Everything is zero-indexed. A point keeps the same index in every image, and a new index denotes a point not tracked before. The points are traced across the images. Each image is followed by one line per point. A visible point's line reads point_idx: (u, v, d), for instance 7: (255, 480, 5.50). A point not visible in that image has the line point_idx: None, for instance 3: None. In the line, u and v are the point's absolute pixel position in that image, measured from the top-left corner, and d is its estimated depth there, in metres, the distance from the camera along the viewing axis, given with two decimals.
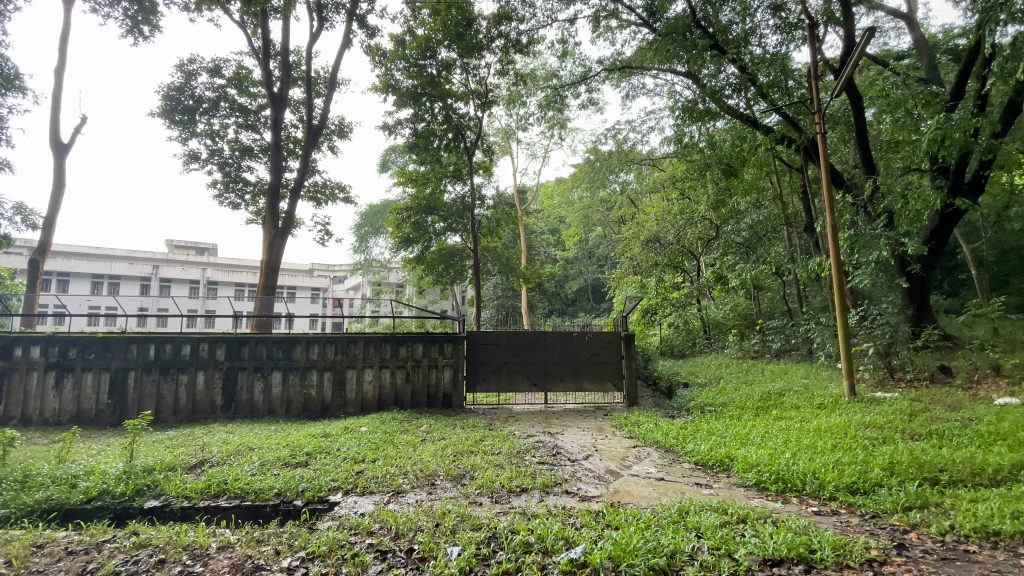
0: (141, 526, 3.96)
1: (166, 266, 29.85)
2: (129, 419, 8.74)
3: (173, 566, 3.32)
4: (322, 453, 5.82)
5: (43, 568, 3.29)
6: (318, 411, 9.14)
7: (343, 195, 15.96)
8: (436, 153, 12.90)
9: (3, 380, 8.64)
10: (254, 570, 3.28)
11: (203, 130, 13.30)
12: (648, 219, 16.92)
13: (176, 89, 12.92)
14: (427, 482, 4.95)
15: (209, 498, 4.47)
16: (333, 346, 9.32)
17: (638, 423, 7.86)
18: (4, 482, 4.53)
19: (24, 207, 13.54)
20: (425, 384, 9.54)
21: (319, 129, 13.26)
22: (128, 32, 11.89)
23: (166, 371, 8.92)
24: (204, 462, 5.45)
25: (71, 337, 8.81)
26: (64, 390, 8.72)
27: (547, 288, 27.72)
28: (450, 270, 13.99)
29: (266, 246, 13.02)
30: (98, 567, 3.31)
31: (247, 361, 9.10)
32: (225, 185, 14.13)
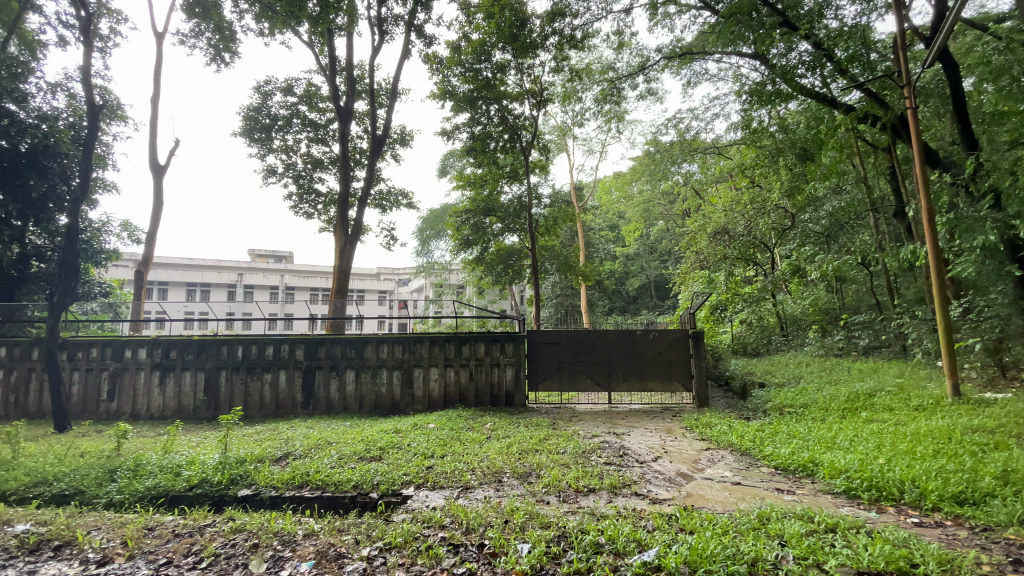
0: (236, 513, 4.29)
1: (250, 273, 32.38)
2: (222, 415, 9.51)
3: (265, 550, 3.58)
4: (394, 448, 6.03)
5: (154, 549, 3.65)
6: (388, 408, 9.51)
7: (407, 201, 16.55)
8: (492, 155, 13.00)
9: (117, 378, 9.69)
10: (336, 558, 3.46)
11: (279, 146, 14.23)
12: (715, 210, 16.20)
13: (255, 109, 13.95)
14: (494, 479, 5.01)
15: (294, 488, 4.77)
16: (401, 345, 9.67)
17: (709, 425, 7.52)
18: (120, 471, 5.07)
19: (131, 226, 15.21)
20: (489, 383, 9.65)
21: (383, 139, 13.78)
22: (212, 60, 12.94)
23: (252, 370, 9.64)
24: (288, 454, 5.84)
25: (171, 340, 9.71)
26: (167, 388, 9.63)
27: (608, 286, 27.21)
28: (509, 270, 14.09)
29: (338, 252, 13.73)
30: (201, 549, 3.62)
31: (323, 361, 9.64)
32: (300, 196, 15.05)
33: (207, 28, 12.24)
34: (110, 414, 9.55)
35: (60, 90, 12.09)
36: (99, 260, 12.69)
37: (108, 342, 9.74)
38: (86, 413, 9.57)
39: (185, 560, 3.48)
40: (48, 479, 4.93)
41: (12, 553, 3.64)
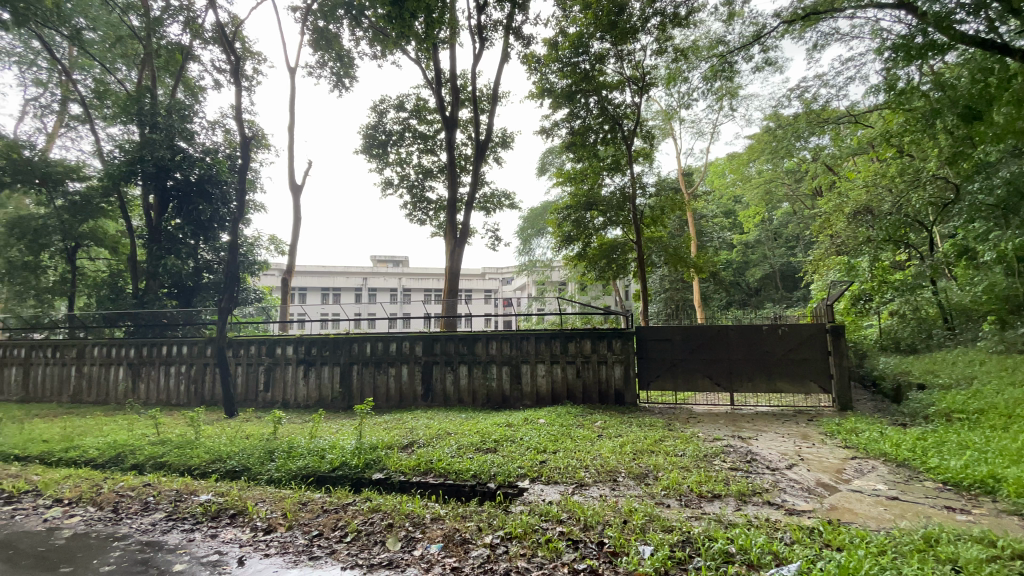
0: (372, 495, 4.72)
1: (372, 277, 35.54)
2: (354, 405, 10.54)
3: (400, 530, 3.89)
4: (508, 441, 6.19)
5: (308, 521, 4.15)
6: (499, 402, 9.80)
7: (509, 201, 16.91)
8: (593, 148, 12.76)
9: (271, 371, 11.19)
10: (462, 543, 3.65)
11: (393, 159, 15.37)
12: (852, 187, 14.28)
13: (373, 127, 15.21)
14: (609, 478, 4.92)
15: (420, 474, 5.12)
16: (509, 342, 9.90)
17: (855, 431, 6.66)
18: (277, 452, 5.84)
19: (277, 240, 17.51)
20: (597, 380, 9.48)
21: (486, 143, 14.22)
22: (335, 86, 14.31)
23: (379, 365, 10.55)
24: (413, 443, 6.29)
25: (311, 338, 10.98)
26: (310, 380, 10.90)
27: (724, 277, 25.30)
28: (613, 265, 13.49)
29: (448, 254, 14.47)
30: (346, 525, 4.03)
31: (439, 356, 10.24)
32: (414, 205, 16.15)
33: (330, 58, 13.55)
34: (267, 403, 11.05)
35: (218, 127, 14.28)
36: (254, 270, 14.76)
37: (263, 341, 11.28)
38: (249, 401, 11.20)
39: (334, 533, 3.91)
40: (223, 457, 5.84)
41: (203, 518, 4.37)
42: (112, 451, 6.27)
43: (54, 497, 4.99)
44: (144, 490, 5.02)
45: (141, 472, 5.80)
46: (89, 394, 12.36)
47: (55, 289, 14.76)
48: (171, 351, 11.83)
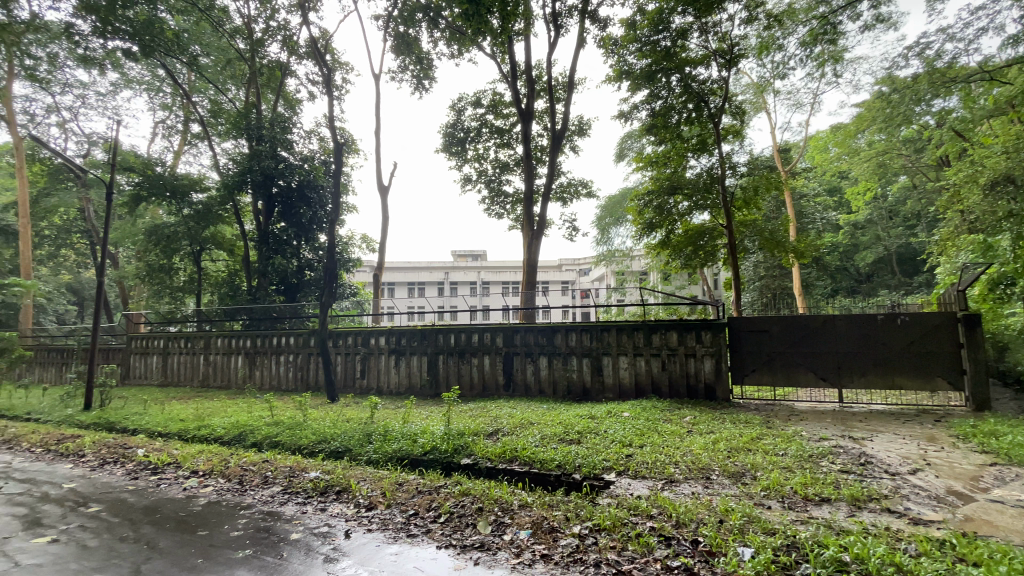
0: (461, 479, 4.90)
1: (454, 272, 36.81)
2: (441, 393, 10.99)
3: (489, 514, 4.01)
4: (592, 434, 6.13)
5: (404, 501, 4.40)
6: (581, 394, 9.71)
7: (586, 190, 16.63)
8: (676, 129, 12.06)
9: (366, 360, 11.98)
10: (550, 531, 3.68)
11: (472, 155, 15.70)
12: (990, 153, 12.31)
13: (452, 125, 15.62)
14: (701, 475, 4.70)
15: (506, 461, 5.23)
16: (589, 333, 9.77)
17: (994, 434, 5.81)
18: (374, 435, 6.26)
19: (368, 238, 18.66)
20: (684, 373, 9.04)
21: (563, 133, 14.06)
22: (415, 88, 14.81)
23: (463, 355, 10.91)
24: (498, 431, 6.43)
25: (400, 329, 11.61)
26: (401, 368, 11.53)
27: (828, 262, 23.03)
28: (700, 252, 12.77)
29: (525, 247, 14.54)
30: (439, 506, 4.23)
31: (519, 347, 10.37)
32: (492, 199, 16.41)
33: (411, 62, 14.02)
34: (363, 389, 11.87)
35: (313, 136, 15.47)
36: (348, 267, 15.86)
37: (358, 332, 12.12)
38: (348, 387, 12.10)
39: (428, 514, 4.13)
40: (328, 438, 6.36)
41: (312, 493, 4.79)
42: (236, 430, 7.07)
43: (191, 469, 5.72)
44: (263, 465, 5.61)
45: (259, 449, 6.49)
46: (215, 379, 14.03)
47: (185, 288, 16.88)
48: (280, 342, 13.08)
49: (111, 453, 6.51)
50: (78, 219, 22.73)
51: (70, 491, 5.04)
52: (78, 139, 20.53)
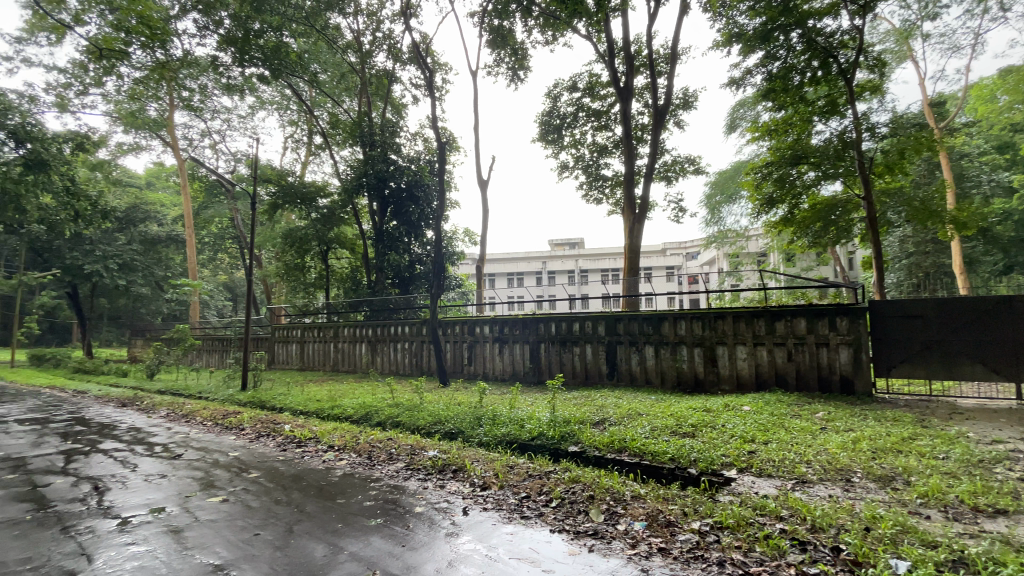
0: (571, 466, 4.91)
1: (552, 261, 36.89)
2: (545, 380, 11.10)
3: (601, 503, 3.97)
4: (708, 427, 5.78)
5: (516, 483, 4.52)
6: (692, 386, 9.18)
7: (693, 167, 15.62)
8: (799, 92, 10.76)
9: (472, 348, 12.49)
10: (667, 525, 3.55)
11: (569, 141, 15.52)
12: None
13: (548, 113, 15.53)
14: (840, 477, 4.20)
15: (615, 452, 5.12)
16: (701, 321, 9.20)
17: None
18: (483, 419, 6.50)
19: (470, 231, 19.38)
20: (815, 365, 8.14)
21: (665, 108, 13.31)
22: (511, 80, 14.91)
23: (565, 343, 10.90)
24: (605, 420, 6.33)
25: (503, 318, 11.90)
26: (504, 356, 11.84)
27: (999, 233, 19.24)
28: (830, 227, 11.44)
29: (627, 232, 14.09)
30: (550, 491, 4.28)
31: (623, 336, 10.09)
32: (590, 184, 16.10)
33: (506, 54, 14.11)
34: (470, 375, 12.41)
35: (418, 137, 16.35)
36: (453, 260, 16.61)
37: (464, 321, 12.66)
38: (457, 373, 12.72)
39: (540, 498, 4.19)
40: (441, 420, 6.75)
41: (431, 470, 5.12)
42: (363, 410, 7.79)
43: (328, 443, 6.41)
44: (387, 443, 6.11)
45: (384, 428, 7.08)
46: (342, 364, 15.60)
47: (316, 283, 18.92)
48: (396, 330, 14.13)
49: (264, 428, 7.52)
50: (230, 227, 26.47)
51: (235, 459, 5.92)
52: (227, 158, 23.86)
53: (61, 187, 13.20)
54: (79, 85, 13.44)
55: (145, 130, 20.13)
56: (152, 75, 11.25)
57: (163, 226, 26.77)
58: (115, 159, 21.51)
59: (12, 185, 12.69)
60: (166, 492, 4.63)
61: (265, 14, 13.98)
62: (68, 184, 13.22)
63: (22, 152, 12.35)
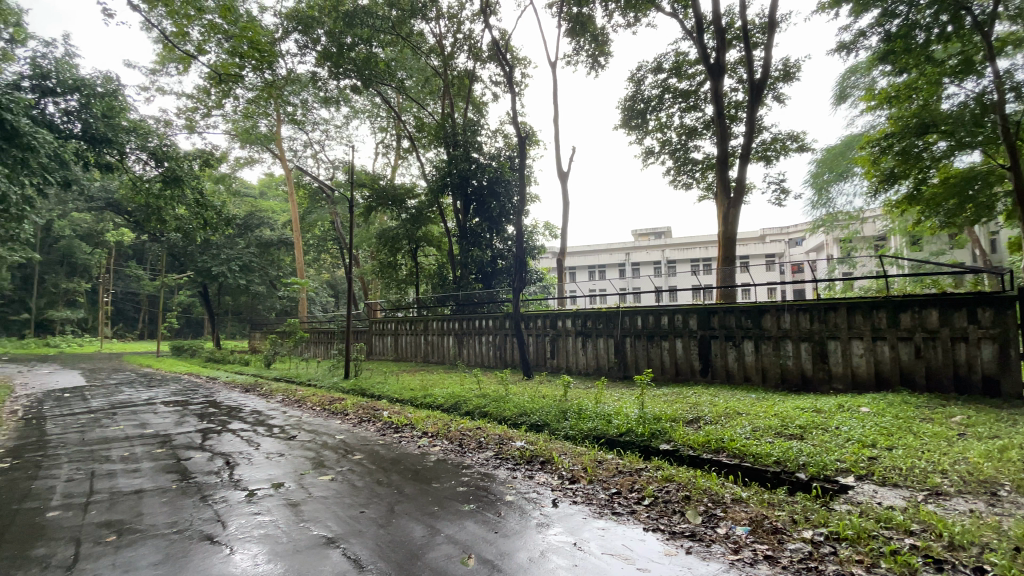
0: (663, 464, 4.72)
1: (637, 252, 35.78)
2: (632, 375, 10.80)
3: (698, 505, 3.78)
4: (819, 430, 5.28)
5: (606, 479, 4.45)
6: (798, 385, 8.44)
7: (797, 144, 14.30)
8: (925, 51, 9.36)
9: (555, 341, 12.47)
10: (773, 532, 3.30)
11: (654, 125, 14.90)
12: None
13: (631, 98, 14.97)
14: (985, 491, 3.63)
15: (711, 452, 4.84)
16: (808, 314, 8.43)
17: None
18: (569, 412, 6.46)
19: (551, 225, 19.36)
20: (951, 363, 7.14)
21: (762, 83, 12.31)
22: (591, 68, 14.56)
23: (652, 338, 10.51)
24: (699, 419, 6.01)
25: (586, 312, 11.75)
26: (588, 350, 11.68)
27: None
28: (968, 204, 9.97)
29: (721, 218, 13.26)
30: (642, 489, 4.16)
31: (718, 330, 9.53)
32: (678, 169, 15.36)
33: (584, 42, 13.72)
34: (553, 369, 12.40)
35: (499, 134, 16.58)
36: (534, 254, 16.72)
37: (547, 315, 12.67)
38: (540, 366, 12.78)
39: (631, 495, 4.09)
40: (527, 412, 6.82)
41: (520, 460, 5.20)
42: (453, 400, 8.09)
43: (422, 430, 6.74)
44: (476, 432, 6.30)
45: (472, 418, 7.31)
46: (432, 356, 16.34)
47: (407, 280, 19.97)
48: (481, 324, 14.51)
49: (365, 413, 8.11)
50: (330, 229, 28.73)
51: (341, 442, 6.42)
52: (326, 166, 25.88)
53: (192, 199, 15.08)
54: (204, 109, 15.24)
55: (257, 144, 22.39)
56: (261, 94, 12.43)
57: (275, 230, 29.71)
58: (234, 172, 24.18)
59: (155, 200, 14.70)
60: (284, 469, 5.13)
61: (356, 27, 14.87)
62: (199, 196, 15.08)
63: (162, 171, 14.28)
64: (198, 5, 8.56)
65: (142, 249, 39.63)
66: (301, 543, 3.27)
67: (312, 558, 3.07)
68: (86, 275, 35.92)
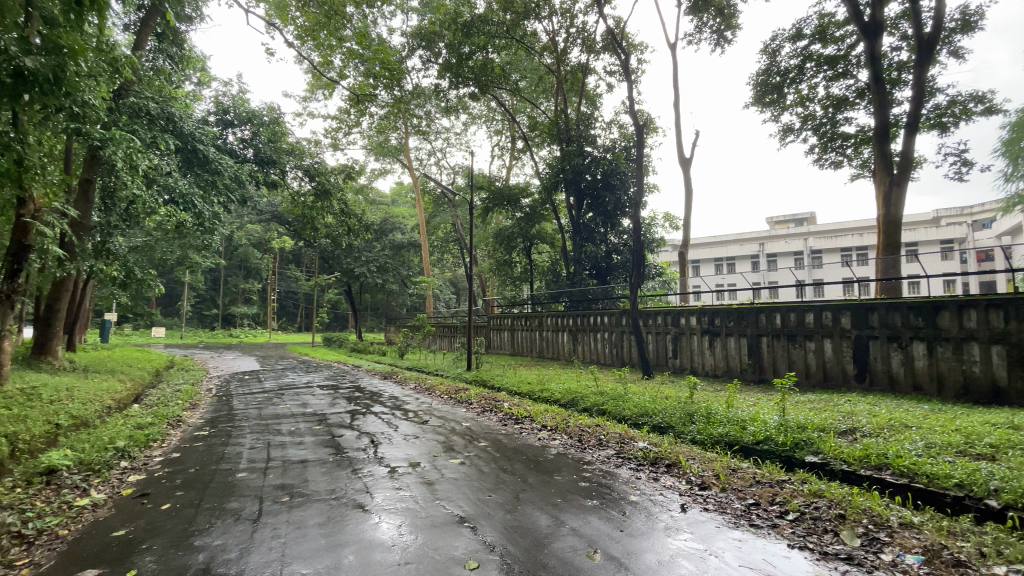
0: (811, 478, 4.23)
1: (771, 243, 32.50)
2: (769, 379, 9.83)
3: (855, 525, 3.33)
4: (1020, 450, 4.32)
5: (741, 488, 4.13)
6: (989, 398, 6.99)
7: (985, 104, 11.81)
8: None
9: (678, 340, 11.83)
10: (956, 565, 2.78)
11: (793, 100, 13.39)
12: None
13: (765, 72, 13.58)
14: None
15: (871, 468, 4.23)
16: (1002, 312, 6.98)
17: None
18: (696, 416, 6.09)
19: (671, 216, 18.44)
20: None
21: (935, 36, 10.38)
22: (717, 44, 13.46)
23: (794, 338, 9.47)
24: (855, 430, 5.27)
25: (714, 309, 10.96)
26: (716, 350, 10.88)
27: None
28: None
29: (880, 199, 11.49)
30: (785, 502, 3.79)
31: (878, 330, 8.28)
32: (824, 146, 13.64)
33: (709, 16, 12.76)
34: (676, 369, 11.77)
35: (614, 125, 16.19)
36: (654, 247, 16.08)
37: (668, 312, 12.06)
38: (661, 366, 12.22)
39: (772, 507, 3.75)
40: (649, 412, 6.58)
41: (643, 461, 5.04)
42: (571, 396, 8.12)
43: (541, 423, 6.87)
44: (597, 429, 6.24)
45: (591, 414, 7.27)
46: (547, 352, 16.54)
47: (522, 276, 20.51)
48: (596, 320, 14.32)
49: (487, 404, 8.50)
50: (451, 231, 30.54)
51: (467, 429, 6.82)
52: (449, 171, 27.56)
53: (338, 209, 17.05)
54: (345, 128, 17.15)
55: (389, 156, 24.62)
56: (392, 110, 13.62)
57: (404, 233, 32.44)
58: (370, 183, 26.88)
59: (309, 211, 16.92)
60: (419, 450, 5.60)
61: (473, 36, 15.56)
62: (342, 205, 17.03)
63: (314, 185, 16.44)
64: (339, 36, 9.61)
65: (299, 254, 45.89)
66: (436, 520, 3.54)
67: (448, 534, 3.30)
68: (258, 276, 42.69)
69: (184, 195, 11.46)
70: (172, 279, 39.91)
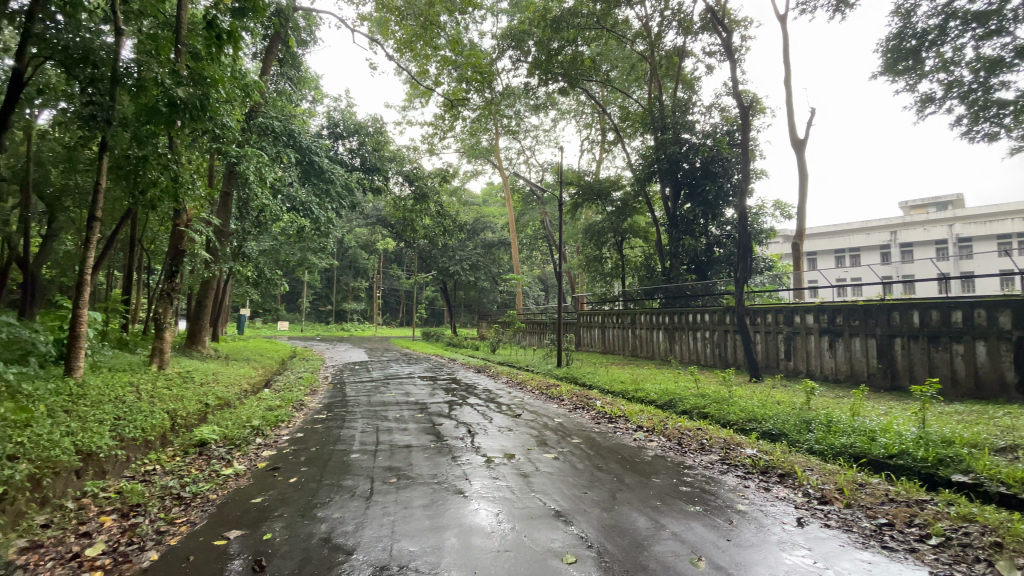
0: (960, 499, 3.65)
1: (904, 231, 28.52)
2: (903, 386, 8.64)
3: (1018, 557, 2.83)
4: None
5: (871, 506, 3.68)
6: None
7: None
8: None
9: (792, 340, 10.83)
10: None
11: (934, 65, 11.57)
12: None
13: (897, 36, 11.88)
14: None
15: None
16: None
17: None
18: (814, 423, 5.53)
19: (782, 205, 16.92)
20: None
21: None
22: (836, 10, 12.03)
23: (936, 339, 8.22)
24: (1018, 448, 4.45)
25: (835, 306, 9.86)
26: (838, 352, 9.79)
27: None
28: None
29: None
30: (926, 524, 3.32)
31: None
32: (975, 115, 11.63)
33: None
34: (790, 372, 10.79)
35: (714, 109, 15.15)
36: (762, 239, 14.87)
37: (780, 310, 11.08)
38: (771, 368, 11.28)
39: (910, 529, 3.30)
40: (758, 418, 6.10)
41: (752, 469, 4.68)
42: (668, 397, 7.78)
43: (637, 423, 6.67)
44: (699, 432, 5.92)
45: (691, 417, 6.92)
46: (640, 350, 16.02)
47: (613, 272, 20.06)
48: (695, 318, 13.57)
49: (579, 401, 8.44)
50: (541, 228, 30.71)
51: (560, 425, 6.81)
52: (538, 169, 27.70)
53: (434, 211, 17.88)
54: (441, 133, 17.93)
55: (481, 157, 25.30)
56: (483, 113, 13.97)
57: (496, 232, 33.23)
58: (463, 184, 27.86)
59: (409, 213, 17.96)
60: (514, 443, 5.71)
61: (562, 31, 15.41)
62: (439, 206, 17.84)
63: (413, 188, 17.43)
64: (434, 45, 10.03)
65: (399, 254, 48.97)
66: (533, 511, 3.59)
67: (543, 526, 3.34)
68: (365, 275, 46.28)
69: (303, 203, 12.76)
70: (294, 279, 44.70)
